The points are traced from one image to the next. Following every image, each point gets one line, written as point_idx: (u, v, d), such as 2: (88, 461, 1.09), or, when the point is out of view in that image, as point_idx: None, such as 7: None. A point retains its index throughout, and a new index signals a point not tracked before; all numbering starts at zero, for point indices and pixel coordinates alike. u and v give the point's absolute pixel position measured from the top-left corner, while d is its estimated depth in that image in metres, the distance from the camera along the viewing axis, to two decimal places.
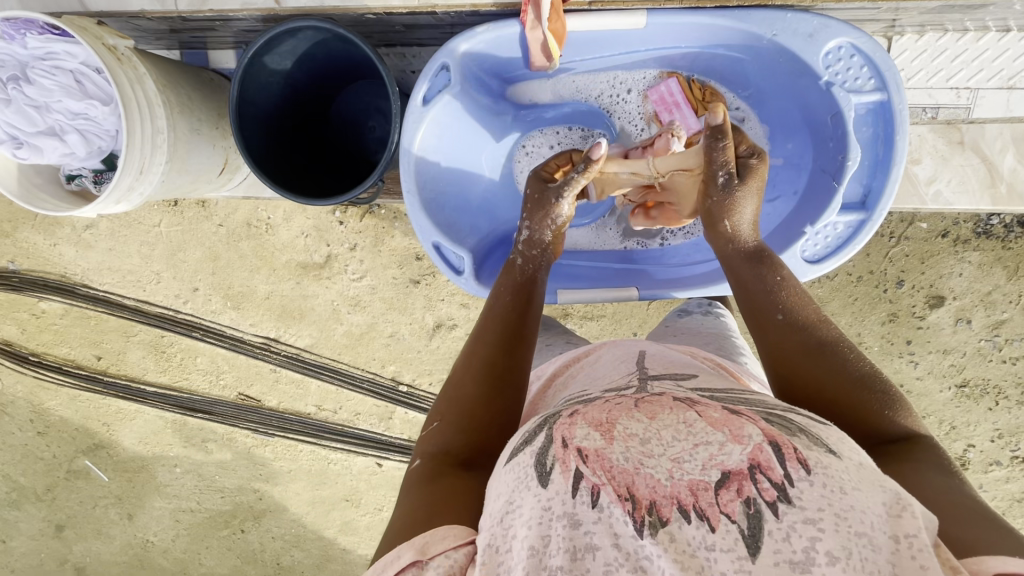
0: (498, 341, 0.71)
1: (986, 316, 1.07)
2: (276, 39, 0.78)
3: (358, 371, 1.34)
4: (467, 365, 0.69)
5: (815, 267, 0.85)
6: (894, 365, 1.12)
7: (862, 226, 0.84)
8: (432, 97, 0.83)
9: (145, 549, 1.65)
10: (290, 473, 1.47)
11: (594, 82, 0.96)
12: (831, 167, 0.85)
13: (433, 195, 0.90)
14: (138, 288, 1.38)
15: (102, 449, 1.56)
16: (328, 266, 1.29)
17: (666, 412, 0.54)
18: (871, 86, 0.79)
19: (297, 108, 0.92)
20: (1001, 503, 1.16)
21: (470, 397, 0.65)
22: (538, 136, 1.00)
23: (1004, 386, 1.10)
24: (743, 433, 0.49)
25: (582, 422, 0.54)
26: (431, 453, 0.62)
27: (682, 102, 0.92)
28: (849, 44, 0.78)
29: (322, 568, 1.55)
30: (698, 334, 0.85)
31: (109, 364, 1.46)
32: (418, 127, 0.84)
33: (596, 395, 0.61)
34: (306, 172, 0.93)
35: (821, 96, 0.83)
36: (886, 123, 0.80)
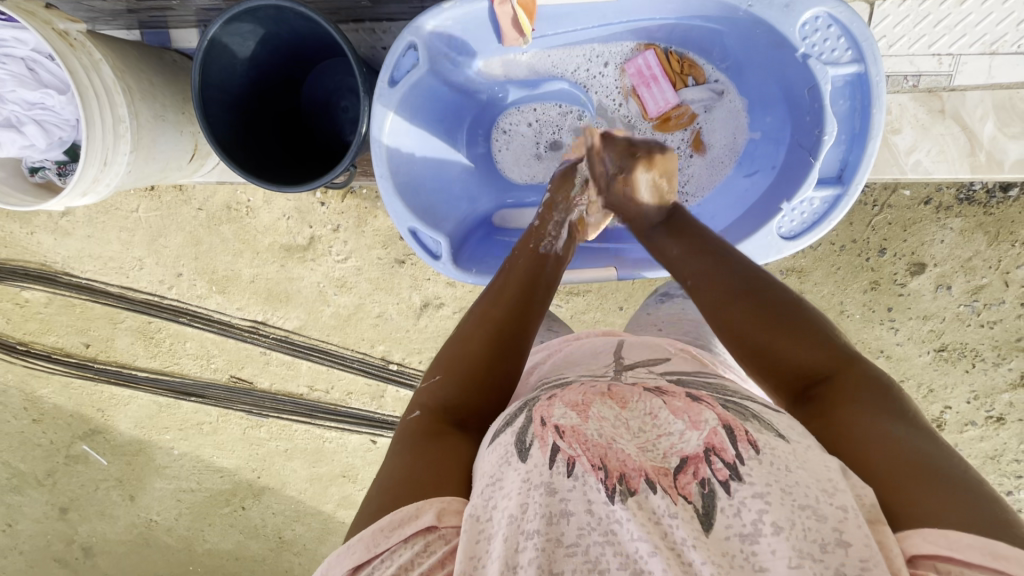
0: (513, 304, 0.69)
1: (966, 281, 1.08)
2: (235, 18, 0.76)
3: (348, 351, 1.35)
4: (478, 323, 0.67)
5: (792, 243, 0.84)
6: (875, 332, 1.14)
7: (839, 201, 0.81)
8: (399, 77, 0.80)
9: (149, 528, 1.69)
10: (287, 452, 1.50)
11: (571, 56, 0.95)
12: (809, 142, 0.84)
13: (407, 179, 0.88)
14: (121, 274, 1.36)
15: (99, 434, 1.58)
16: (312, 248, 1.28)
17: (635, 400, 0.57)
18: (849, 56, 0.76)
19: (271, 83, 0.90)
20: (976, 460, 1.20)
21: (474, 358, 0.64)
22: (516, 113, 1.01)
23: (981, 349, 1.12)
24: (700, 419, 0.52)
25: (560, 403, 0.55)
26: (428, 406, 0.62)
27: (660, 76, 0.94)
28: (826, 14, 0.75)
29: (324, 541, 1.60)
30: (681, 321, 0.85)
31: (98, 352, 1.45)
32: (389, 112, 0.81)
33: (573, 378, 0.62)
34: (278, 149, 0.92)
35: (799, 68, 0.81)
36: (863, 94, 0.78)
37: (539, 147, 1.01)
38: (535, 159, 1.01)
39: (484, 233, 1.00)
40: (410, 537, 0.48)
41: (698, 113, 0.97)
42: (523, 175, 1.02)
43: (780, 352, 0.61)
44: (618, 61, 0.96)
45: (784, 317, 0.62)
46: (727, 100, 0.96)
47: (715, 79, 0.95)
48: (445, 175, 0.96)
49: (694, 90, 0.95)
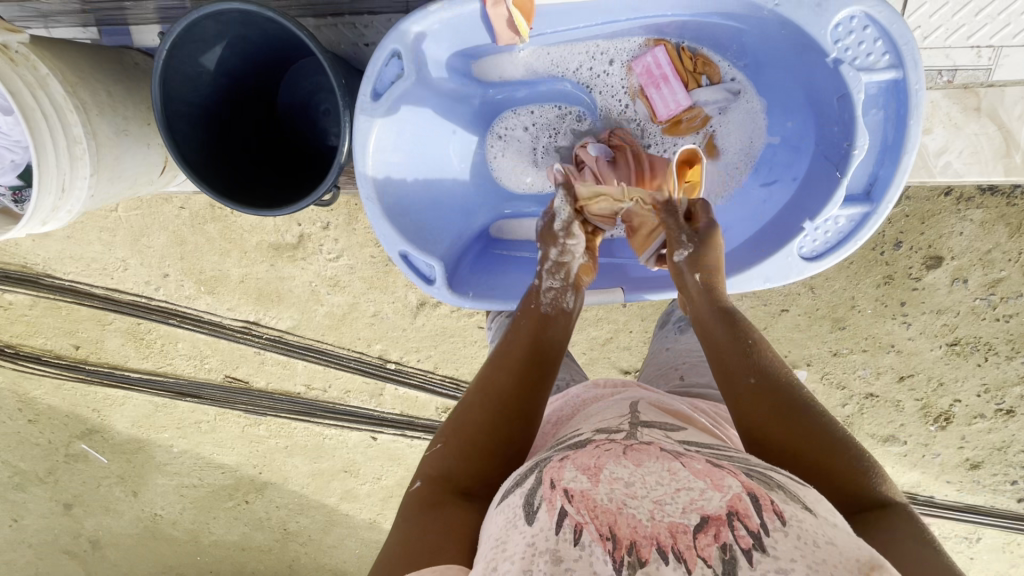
0: (515, 368, 0.67)
1: (983, 274, 1.04)
2: (197, 23, 0.70)
3: (344, 350, 1.32)
4: (480, 390, 0.66)
5: (814, 264, 0.79)
6: (886, 327, 1.10)
7: (866, 219, 0.77)
8: (382, 90, 0.75)
9: (154, 522, 1.70)
10: (287, 448, 1.49)
11: (572, 54, 0.89)
12: (834, 155, 0.79)
13: (395, 200, 0.83)
14: (105, 276, 1.31)
15: (96, 433, 1.57)
16: (301, 247, 1.22)
17: (652, 459, 0.54)
18: (885, 61, 0.72)
19: (244, 93, 0.84)
20: (981, 450, 1.19)
21: (479, 425, 0.63)
22: (512, 115, 0.94)
23: (995, 343, 1.09)
24: (723, 483, 0.50)
25: (572, 464, 0.53)
26: (432, 475, 0.62)
27: (671, 76, 0.87)
28: (862, 14, 0.70)
29: (329, 531, 1.61)
30: (700, 364, 0.84)
31: (88, 353, 1.42)
32: (373, 126, 0.76)
33: (586, 438, 0.60)
34: (262, 167, 0.86)
35: (828, 74, 0.76)
36: (900, 103, 0.73)
37: (537, 152, 0.95)
38: (534, 165, 0.96)
39: (481, 249, 0.95)
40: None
41: (712, 116, 0.91)
42: (521, 183, 0.96)
43: (780, 438, 0.60)
44: (624, 58, 0.89)
45: (789, 412, 0.61)
46: (744, 101, 0.90)
47: (731, 77, 0.89)
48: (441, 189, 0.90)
49: (707, 90, 0.89)
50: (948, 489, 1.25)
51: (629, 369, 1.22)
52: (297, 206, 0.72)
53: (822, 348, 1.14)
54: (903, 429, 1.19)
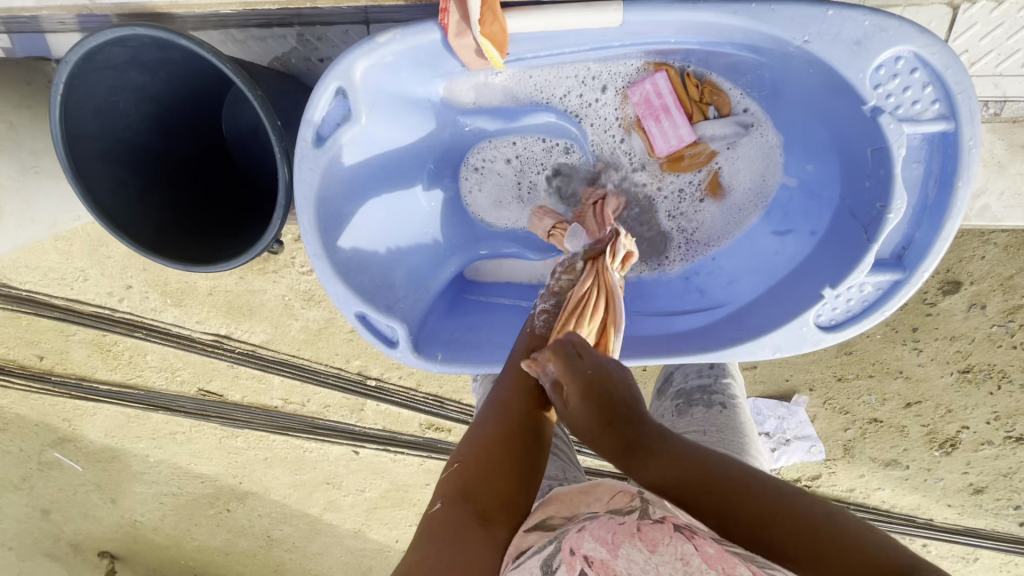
0: (534, 392, 0.65)
1: (1003, 300, 0.97)
2: (97, 51, 0.65)
3: (322, 366, 1.25)
4: (500, 411, 0.63)
5: (831, 335, 0.75)
6: (895, 353, 1.04)
7: (897, 287, 0.71)
8: (326, 134, 0.70)
9: (135, 528, 1.66)
10: (266, 460, 1.43)
11: (558, 79, 0.82)
12: (863, 214, 0.73)
13: (352, 254, 0.77)
14: (64, 286, 1.23)
15: (69, 442, 1.51)
16: (272, 259, 1.14)
17: (666, 539, 0.49)
18: (933, 111, 0.65)
19: (186, 128, 0.82)
20: (987, 477, 1.14)
21: (498, 442, 0.59)
22: (489, 145, 0.89)
23: (1009, 370, 1.03)
24: (733, 573, 0.44)
25: (590, 534, 0.51)
26: (451, 495, 0.55)
27: (672, 106, 0.83)
28: (911, 54, 0.63)
29: (313, 539, 1.57)
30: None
31: (54, 364, 1.34)
32: (318, 175, 0.70)
33: (600, 511, 0.56)
34: (210, 199, 0.83)
35: (863, 121, 0.69)
36: (946, 158, 0.66)
37: (520, 187, 0.91)
38: (515, 199, 0.92)
39: (457, 290, 0.90)
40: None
41: (719, 151, 0.87)
42: (499, 220, 0.92)
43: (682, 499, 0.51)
44: (620, 84, 0.83)
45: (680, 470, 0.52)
46: (760, 136, 0.85)
47: (744, 108, 0.84)
48: (413, 231, 0.86)
49: (714, 123, 0.84)
50: (947, 512, 1.18)
51: None
52: (236, 261, 0.69)
53: (825, 373, 1.07)
54: (907, 454, 1.13)
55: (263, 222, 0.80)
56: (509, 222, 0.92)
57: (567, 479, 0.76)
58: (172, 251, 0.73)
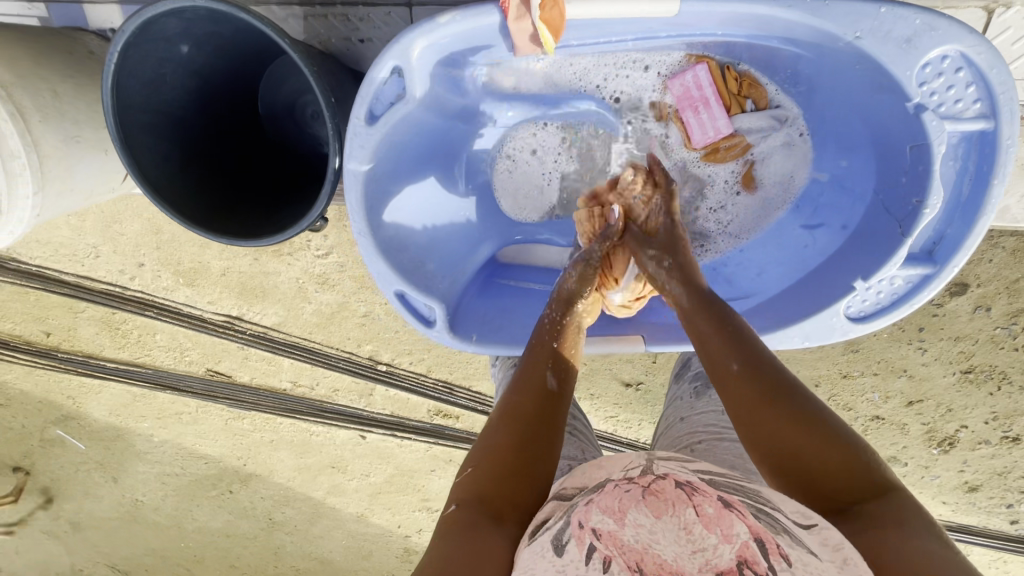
0: (538, 393, 0.65)
1: (1008, 303, 1.00)
2: (155, 22, 0.66)
3: (333, 350, 1.25)
4: (504, 417, 0.63)
5: (861, 326, 0.76)
6: (900, 351, 1.06)
7: (928, 281, 0.73)
8: (380, 111, 0.69)
9: (136, 507, 1.67)
10: (272, 443, 1.44)
11: (598, 66, 0.83)
12: (897, 209, 0.75)
13: (393, 235, 0.78)
14: (75, 263, 1.22)
15: (72, 420, 1.51)
16: (288, 241, 1.15)
17: (670, 504, 0.50)
18: (975, 110, 0.66)
19: (219, 98, 0.81)
20: (981, 475, 1.17)
21: (507, 449, 0.60)
22: (528, 128, 0.90)
23: (1010, 372, 1.05)
24: (731, 531, 0.46)
25: (598, 507, 0.50)
26: (465, 499, 0.57)
27: (712, 98, 0.84)
28: (958, 53, 0.64)
29: (315, 522, 1.58)
30: (721, 440, 0.72)
31: (61, 341, 1.34)
32: (368, 154, 0.70)
33: (606, 478, 0.57)
34: (245, 177, 0.83)
35: (905, 119, 0.71)
36: (982, 157, 0.68)
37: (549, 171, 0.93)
38: (544, 185, 0.93)
39: (488, 275, 0.91)
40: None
41: (755, 143, 0.87)
42: (530, 206, 0.93)
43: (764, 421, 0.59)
44: (662, 73, 0.84)
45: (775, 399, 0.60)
46: (791, 128, 0.86)
47: (778, 102, 0.85)
48: (446, 213, 0.87)
49: (750, 116, 0.85)
50: (941, 509, 1.21)
51: (630, 382, 1.18)
52: (277, 236, 0.69)
53: (831, 370, 1.10)
54: (905, 451, 1.16)
55: (305, 201, 0.80)
56: (536, 207, 0.94)
57: (587, 457, 0.77)
58: (212, 228, 0.72)
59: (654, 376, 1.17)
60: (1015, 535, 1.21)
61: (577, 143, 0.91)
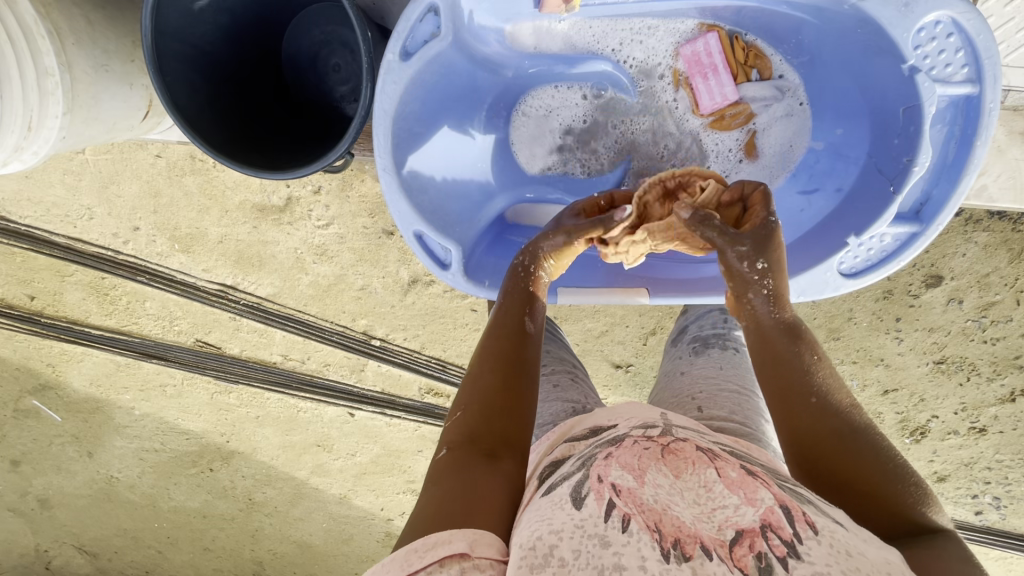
0: (513, 335, 0.66)
1: (979, 297, 1.06)
2: None
3: (328, 323, 1.26)
4: (484, 358, 0.64)
5: (851, 281, 0.82)
6: (878, 340, 1.12)
7: (913, 239, 0.79)
8: (413, 49, 0.74)
9: (109, 484, 1.62)
10: (257, 419, 1.42)
11: (613, 30, 0.89)
12: (890, 169, 0.80)
13: (413, 176, 0.82)
14: (68, 224, 1.21)
15: (50, 390, 1.47)
16: (289, 210, 1.16)
17: (690, 470, 0.53)
18: (963, 75, 0.71)
19: (248, 40, 0.85)
20: (950, 466, 1.22)
21: (492, 389, 0.60)
22: (549, 90, 0.93)
23: (979, 363, 1.11)
24: (756, 496, 0.49)
25: (618, 463, 0.53)
26: (457, 440, 0.57)
27: (722, 66, 0.89)
28: (950, 20, 0.69)
29: (295, 504, 1.56)
30: (722, 390, 0.75)
31: (45, 305, 1.31)
32: (399, 89, 0.74)
33: (622, 434, 0.58)
34: (268, 122, 0.86)
35: (900, 83, 0.76)
36: (967, 121, 0.73)
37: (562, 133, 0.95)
38: (552, 144, 0.95)
39: (496, 233, 0.93)
40: (444, 560, 0.44)
41: (757, 113, 0.92)
42: (544, 165, 0.96)
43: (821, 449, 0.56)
44: (675, 40, 0.90)
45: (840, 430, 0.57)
46: (792, 98, 0.91)
47: (780, 73, 0.90)
48: (456, 166, 0.89)
49: (755, 85, 0.90)
50: None
51: (620, 364, 1.20)
52: (303, 170, 0.73)
53: None
54: None
55: (326, 147, 0.84)
56: (547, 163, 0.96)
57: (590, 404, 0.77)
58: (237, 160, 0.76)
59: (644, 359, 1.19)
60: (979, 527, 1.27)
61: (590, 106, 0.94)
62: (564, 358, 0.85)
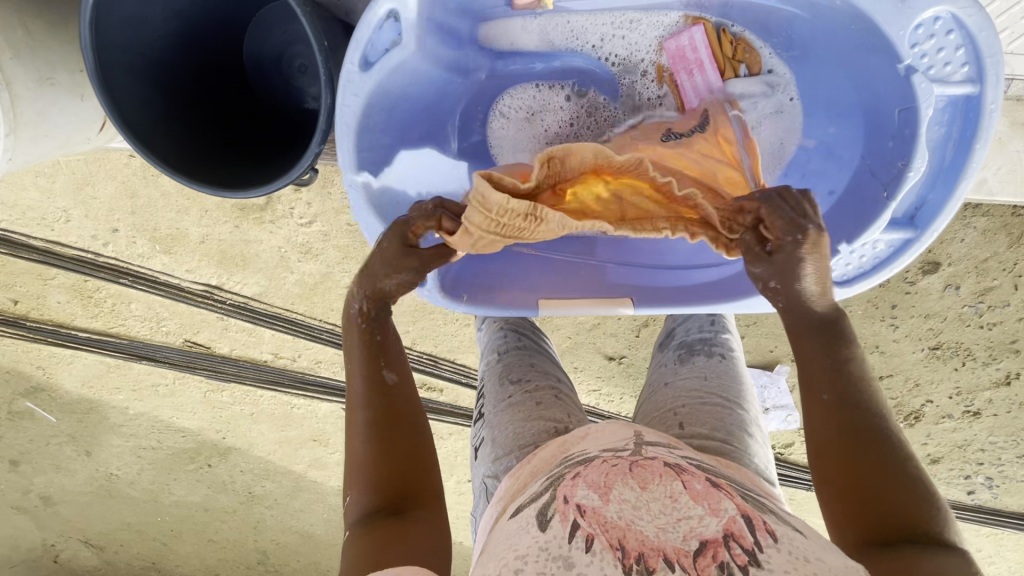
0: (371, 391, 0.63)
1: (976, 282, 1.04)
2: None
3: (316, 321, 1.24)
4: (352, 431, 0.62)
5: (843, 290, 0.81)
6: (874, 328, 1.10)
7: (907, 245, 0.77)
8: (375, 58, 0.71)
9: (110, 481, 1.63)
10: (252, 416, 1.42)
11: (592, 24, 0.84)
12: (884, 173, 0.78)
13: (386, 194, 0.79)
14: (45, 227, 1.18)
15: (42, 391, 1.46)
16: (270, 209, 1.13)
17: (656, 480, 0.51)
18: (962, 74, 0.69)
19: (208, 48, 0.82)
20: (943, 448, 1.22)
21: (368, 462, 0.60)
22: (530, 89, 0.89)
23: (975, 348, 1.10)
24: (719, 506, 0.48)
25: (584, 482, 0.52)
26: (358, 519, 0.58)
27: (706, 61, 0.85)
28: (949, 16, 0.67)
29: (295, 496, 1.57)
30: (704, 404, 0.72)
31: (29, 309, 1.30)
32: (361, 102, 0.72)
33: (592, 454, 0.57)
34: (229, 132, 0.83)
35: (897, 81, 0.74)
36: (967, 121, 0.71)
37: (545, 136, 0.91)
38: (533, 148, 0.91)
39: None
40: None
41: (747, 110, 0.88)
42: None
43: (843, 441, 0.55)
44: (658, 34, 0.86)
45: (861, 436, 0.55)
46: (785, 93, 0.86)
47: (771, 67, 0.86)
48: None
49: (744, 81, 0.86)
50: None
51: (613, 356, 1.19)
52: (268, 186, 0.71)
53: None
54: None
55: (294, 153, 0.81)
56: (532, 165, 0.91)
57: (572, 422, 0.72)
58: (203, 175, 0.74)
59: (636, 351, 1.18)
60: (971, 505, 1.28)
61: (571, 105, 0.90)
62: (548, 372, 0.80)
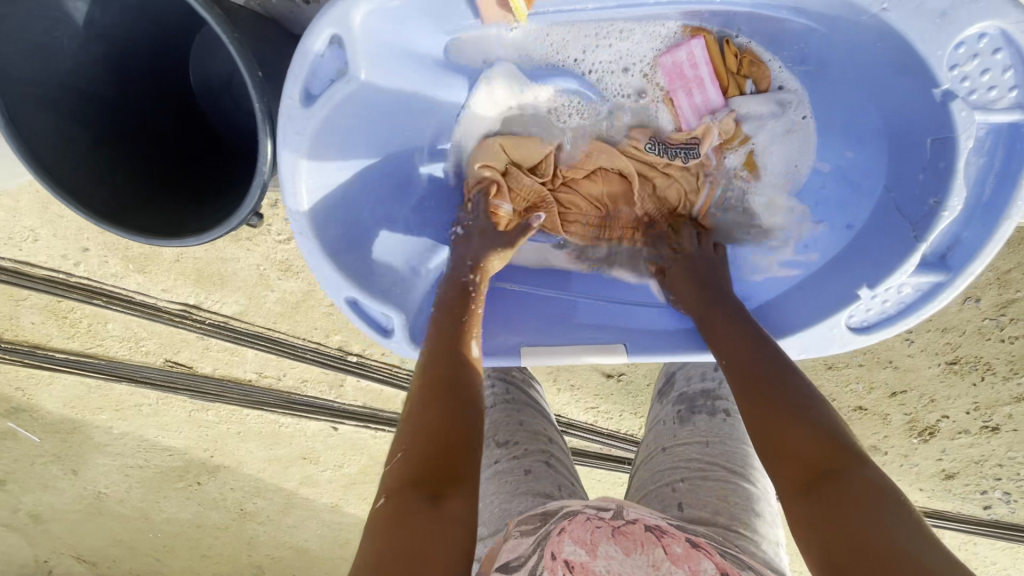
0: (452, 362, 0.68)
1: (997, 294, 0.97)
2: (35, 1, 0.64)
3: (300, 340, 1.19)
4: (421, 393, 0.64)
5: (862, 336, 0.80)
6: (888, 342, 1.04)
7: (939, 288, 0.75)
8: (317, 92, 0.70)
9: (99, 499, 1.59)
10: (239, 434, 1.37)
11: (583, 39, 0.83)
12: (911, 207, 0.78)
13: (340, 232, 0.80)
14: (13, 247, 1.13)
15: (23, 412, 1.42)
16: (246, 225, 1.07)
17: (639, 545, 0.50)
18: (1008, 99, 0.65)
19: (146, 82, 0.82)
20: (959, 463, 1.17)
21: (434, 424, 0.60)
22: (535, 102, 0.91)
23: (995, 362, 1.04)
24: (699, 567, 0.47)
25: (570, 537, 0.51)
26: (395, 488, 0.55)
27: (706, 77, 0.86)
28: (997, 33, 0.63)
29: (287, 513, 1.53)
30: (704, 481, 0.72)
31: (3, 330, 1.25)
32: (303, 141, 0.70)
33: (577, 510, 0.56)
34: (175, 176, 0.84)
35: (933, 107, 0.72)
36: (1010, 153, 0.68)
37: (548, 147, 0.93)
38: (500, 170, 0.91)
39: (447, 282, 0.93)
40: None
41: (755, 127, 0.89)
42: None
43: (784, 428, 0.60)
44: (656, 46, 0.85)
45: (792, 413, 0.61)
46: (794, 110, 0.87)
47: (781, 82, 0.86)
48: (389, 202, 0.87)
49: (750, 97, 0.87)
50: (919, 495, 1.22)
51: (611, 373, 1.14)
52: (188, 239, 0.71)
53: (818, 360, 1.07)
54: (886, 440, 1.15)
55: (234, 192, 0.81)
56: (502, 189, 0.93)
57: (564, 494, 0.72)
58: (137, 223, 0.75)
59: (635, 368, 1.13)
60: (987, 521, 1.22)
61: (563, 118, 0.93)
62: (539, 433, 0.81)
